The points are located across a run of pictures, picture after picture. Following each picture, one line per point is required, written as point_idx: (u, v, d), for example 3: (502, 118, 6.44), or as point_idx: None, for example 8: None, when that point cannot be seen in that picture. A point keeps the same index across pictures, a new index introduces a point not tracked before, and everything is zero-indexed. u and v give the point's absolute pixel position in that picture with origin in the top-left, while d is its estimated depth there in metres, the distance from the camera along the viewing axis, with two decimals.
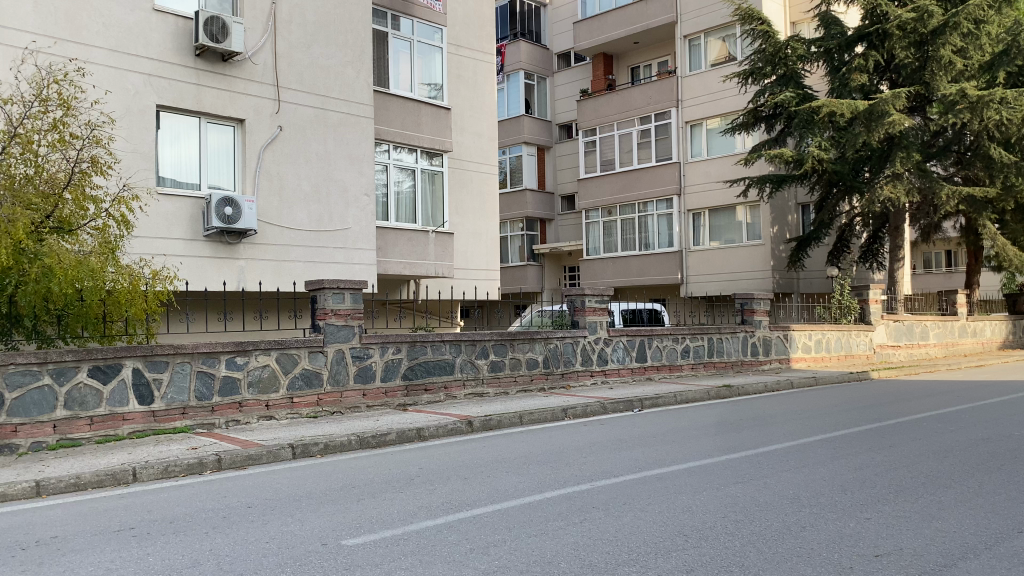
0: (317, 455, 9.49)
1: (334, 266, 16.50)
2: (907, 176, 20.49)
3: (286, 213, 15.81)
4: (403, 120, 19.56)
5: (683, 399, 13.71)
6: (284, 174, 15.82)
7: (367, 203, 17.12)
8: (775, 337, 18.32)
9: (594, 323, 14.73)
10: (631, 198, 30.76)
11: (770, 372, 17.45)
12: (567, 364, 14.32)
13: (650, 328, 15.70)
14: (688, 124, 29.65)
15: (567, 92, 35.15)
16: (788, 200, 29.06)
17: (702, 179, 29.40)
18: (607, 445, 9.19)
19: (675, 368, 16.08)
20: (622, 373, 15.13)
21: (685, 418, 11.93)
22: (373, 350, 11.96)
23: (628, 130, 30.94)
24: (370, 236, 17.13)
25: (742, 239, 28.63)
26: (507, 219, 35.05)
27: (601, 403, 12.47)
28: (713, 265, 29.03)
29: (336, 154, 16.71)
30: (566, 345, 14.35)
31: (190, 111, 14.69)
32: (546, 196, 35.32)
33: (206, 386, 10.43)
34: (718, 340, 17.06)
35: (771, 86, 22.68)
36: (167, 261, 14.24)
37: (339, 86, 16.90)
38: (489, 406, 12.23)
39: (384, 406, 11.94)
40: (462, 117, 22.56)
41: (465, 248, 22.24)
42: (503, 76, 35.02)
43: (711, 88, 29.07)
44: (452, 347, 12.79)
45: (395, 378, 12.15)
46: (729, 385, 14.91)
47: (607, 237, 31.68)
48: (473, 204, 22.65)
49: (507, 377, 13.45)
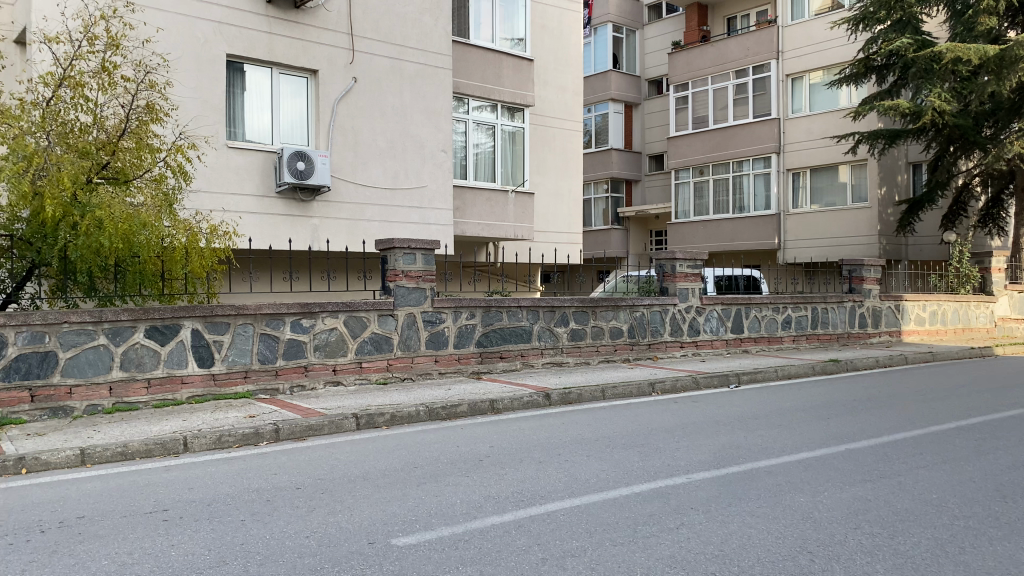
0: (384, 427, 8.68)
1: (410, 225, 15.78)
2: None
3: (360, 170, 15.10)
4: (484, 73, 18.57)
5: (784, 375, 12.49)
6: (358, 128, 15.07)
7: (444, 159, 16.28)
8: (885, 308, 16.77)
9: (686, 290, 13.55)
10: (724, 158, 29.05)
11: (880, 346, 15.96)
12: (655, 334, 13.23)
13: (748, 296, 14.43)
14: (789, 77, 27.80)
15: (658, 46, 33.45)
16: (898, 159, 26.85)
17: (803, 137, 27.47)
18: (702, 427, 8.15)
19: (774, 340, 14.81)
20: (715, 345, 13.97)
21: (787, 397, 10.74)
22: (445, 314, 11.16)
23: (722, 85, 29.15)
24: (447, 194, 16.32)
25: (846, 202, 26.73)
26: (592, 180, 33.78)
27: (693, 377, 11.40)
28: (812, 229, 27.23)
29: (412, 107, 15.88)
30: (654, 313, 13.24)
31: (262, 60, 14.05)
32: (633, 156, 33.85)
33: (269, 349, 9.78)
34: (822, 310, 15.64)
35: (885, 33, 20.65)
36: (238, 218, 13.72)
37: (416, 35, 16.00)
38: (569, 377, 11.31)
39: (457, 373, 11.16)
40: (546, 70, 21.41)
41: (548, 209, 21.23)
42: (590, 30, 33.54)
43: (815, 38, 27.06)
44: (529, 313, 11.87)
45: (469, 345, 11.35)
46: (835, 360, 13.57)
47: (698, 199, 30.12)
48: (556, 163, 21.58)
49: (589, 347, 12.48)
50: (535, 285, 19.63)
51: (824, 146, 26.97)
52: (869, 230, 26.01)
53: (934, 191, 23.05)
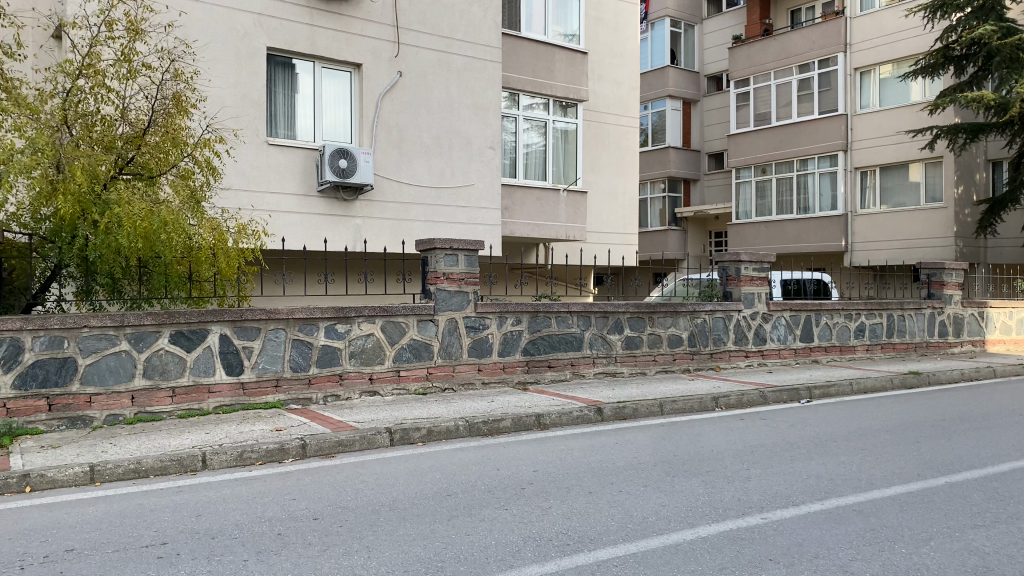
0: (419, 443, 7.98)
1: (456, 226, 15.12)
2: None
3: (405, 168, 14.47)
4: (535, 67, 17.81)
5: (859, 389, 11.43)
6: (403, 124, 14.45)
7: (492, 156, 15.58)
8: (968, 315, 15.50)
9: (752, 295, 12.59)
10: (787, 156, 27.78)
11: (963, 357, 14.73)
12: (717, 343, 12.29)
13: (819, 302, 13.38)
14: (857, 71, 26.41)
15: (717, 40, 32.27)
16: (977, 156, 25.22)
17: (872, 134, 26.05)
18: (775, 451, 7.26)
19: (847, 350, 13.73)
20: (783, 355, 12.97)
21: (866, 415, 9.74)
22: (490, 320, 10.43)
23: (785, 80, 27.89)
24: (495, 194, 15.62)
25: (919, 202, 25.22)
26: (648, 179, 32.76)
27: (761, 392, 10.45)
28: (882, 231, 25.80)
29: (460, 103, 15.20)
30: (716, 320, 12.30)
31: (304, 54, 13.53)
32: (691, 155, 32.72)
33: (302, 356, 9.16)
34: (899, 318, 14.49)
35: (967, 19, 19.21)
36: (279, 217, 13.21)
37: (464, 27, 15.33)
38: (623, 388, 10.47)
39: (501, 384, 10.42)
40: (601, 65, 20.56)
41: (602, 209, 20.38)
42: (647, 25, 32.54)
43: (886, 29, 25.62)
44: (579, 319, 11.06)
45: (514, 353, 10.60)
46: (916, 372, 12.44)
47: (759, 200, 28.91)
48: (610, 161, 20.71)
49: (645, 356, 11.61)
50: (588, 288, 18.79)
51: (895, 143, 25.53)
52: (943, 231, 24.48)
53: (1016, 190, 21.51)
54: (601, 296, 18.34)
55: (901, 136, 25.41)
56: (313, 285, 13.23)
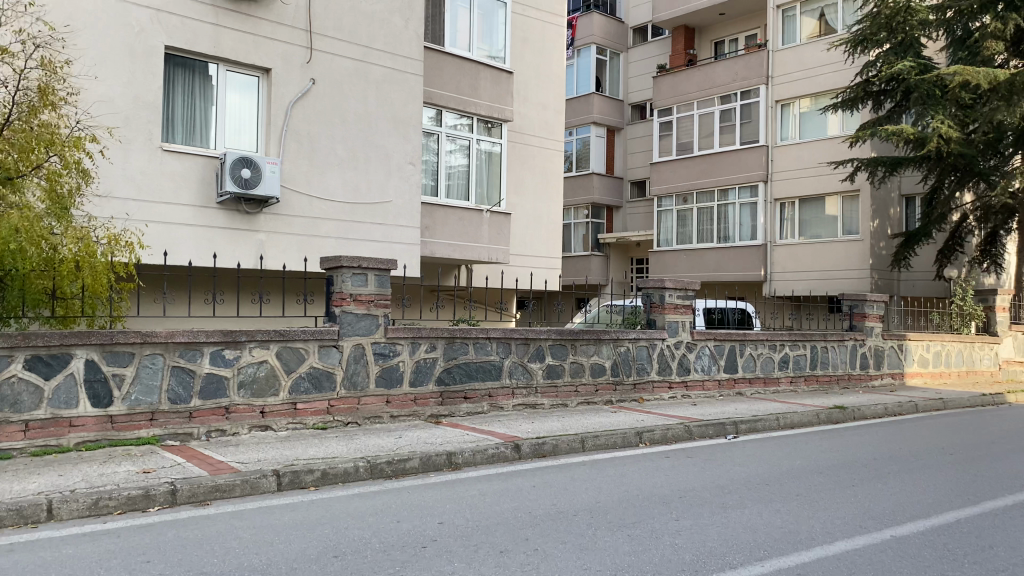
0: (310, 488, 7.06)
1: (370, 244, 14.22)
2: None
3: (316, 181, 13.53)
4: (459, 82, 17.11)
5: (785, 424, 10.97)
6: (315, 135, 13.52)
7: (411, 172, 14.76)
8: (888, 348, 15.39)
9: (676, 323, 12.08)
10: (709, 185, 27.84)
11: (883, 390, 14.56)
12: (641, 373, 11.71)
13: (743, 331, 12.98)
14: (779, 103, 26.67)
15: (643, 68, 32.34)
16: (892, 191, 25.69)
17: (793, 165, 26.29)
18: (706, 497, 6.61)
19: (770, 381, 13.34)
20: (707, 386, 12.47)
21: (794, 453, 9.26)
22: (401, 346, 9.57)
23: (708, 110, 28.00)
24: (413, 211, 14.79)
25: (836, 234, 25.49)
26: (572, 204, 32.44)
27: (686, 426, 9.85)
28: (800, 262, 25.96)
29: (377, 114, 14.36)
30: (640, 349, 11.72)
31: (207, 56, 12.49)
32: (615, 181, 32.57)
33: (183, 386, 8.14)
34: (822, 349, 14.23)
35: (887, 54, 19.46)
36: (172, 230, 12.11)
37: (384, 36, 14.53)
38: (543, 422, 9.73)
39: (412, 417, 9.56)
40: (526, 85, 20.04)
41: (525, 232, 19.76)
42: (573, 50, 32.38)
43: (807, 63, 25.98)
44: (499, 346, 10.30)
45: (427, 383, 9.74)
46: (841, 406, 12.10)
47: (681, 228, 28.86)
48: (535, 183, 20.15)
49: (566, 387, 10.90)
50: (507, 313, 18.07)
51: (815, 174, 25.79)
52: (860, 263, 24.74)
53: (930, 225, 21.87)
54: (521, 321, 17.66)
55: (820, 169, 25.70)
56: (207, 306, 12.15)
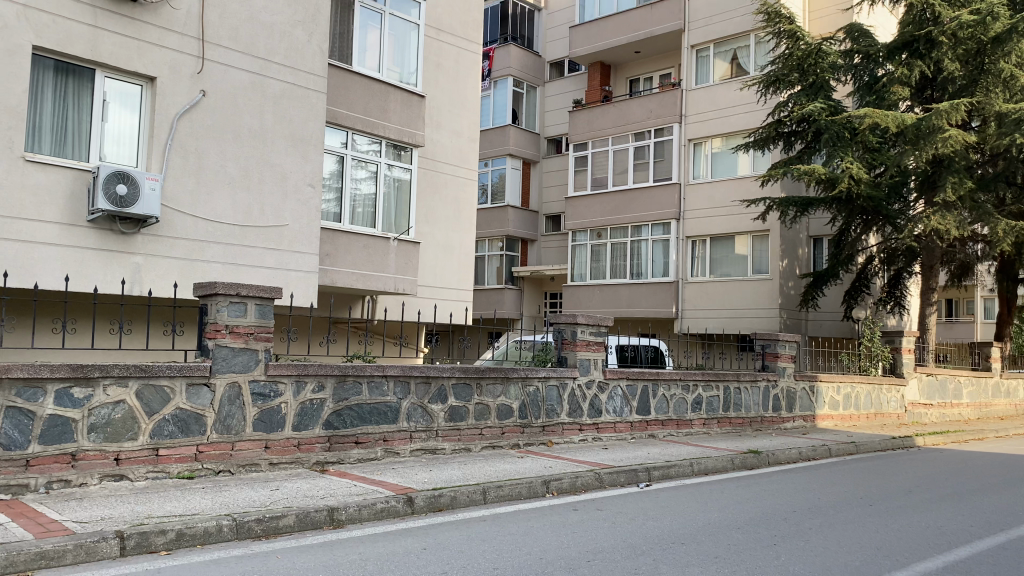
0: (161, 552, 6.01)
1: (262, 271, 13.17)
2: (958, 208, 17.69)
3: (203, 201, 12.46)
4: (367, 104, 16.28)
5: (700, 470, 10.38)
6: (204, 151, 12.48)
7: (310, 195, 13.84)
8: (800, 390, 15.16)
9: (588, 361, 11.45)
10: (623, 221, 27.70)
11: (795, 433, 14.25)
12: (550, 415, 10.99)
13: (656, 371, 12.45)
14: (692, 142, 26.84)
15: (559, 103, 32.20)
16: (800, 231, 26.03)
17: (705, 204, 26.38)
18: (618, 563, 5.88)
19: (683, 424, 12.81)
20: (618, 429, 11.84)
21: (710, 505, 8.66)
22: (283, 385, 8.61)
23: (622, 147, 27.97)
24: (311, 237, 13.83)
25: (746, 273, 25.60)
26: (486, 236, 31.86)
27: (597, 473, 9.15)
28: (712, 300, 25.94)
29: (274, 132, 13.40)
30: (550, 389, 11.02)
31: (82, 59, 11.32)
32: (529, 215, 32.16)
33: (19, 431, 6.94)
34: (735, 390, 13.84)
35: (798, 95, 19.66)
36: (34, 250, 10.82)
37: (284, 50, 13.63)
38: (441, 470, 8.88)
39: (295, 465, 8.57)
40: (439, 111, 19.38)
41: (434, 264, 18.96)
42: (489, 82, 32.02)
43: (719, 103, 26.23)
44: (396, 385, 9.44)
45: (313, 427, 8.78)
46: (756, 450, 11.64)
47: (595, 263, 28.58)
48: (445, 213, 19.43)
49: (470, 430, 10.08)
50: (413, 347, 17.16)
51: (726, 213, 25.92)
52: (769, 303, 24.86)
53: (838, 266, 22.11)
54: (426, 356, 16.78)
55: (731, 208, 25.85)
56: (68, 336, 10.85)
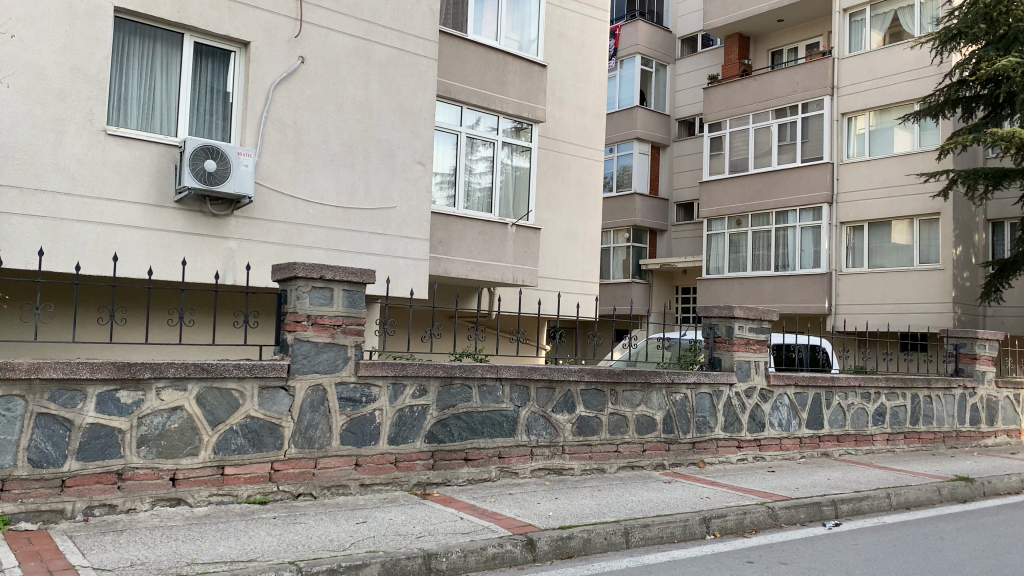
0: None
1: (367, 258, 11.76)
2: None
3: (302, 179, 11.14)
4: (484, 75, 14.63)
5: (899, 503, 8.10)
6: (302, 124, 11.14)
7: (420, 174, 12.30)
8: (1003, 398, 12.47)
9: (746, 363, 9.39)
10: (764, 207, 25.13)
11: (1002, 453, 11.61)
12: (701, 428, 9.00)
13: (829, 376, 10.25)
14: (845, 116, 23.92)
15: (691, 81, 29.76)
16: (977, 215, 22.66)
17: (861, 185, 23.44)
18: None
19: (863, 440, 10.57)
20: (784, 447, 9.74)
21: (929, 558, 6.44)
22: (377, 390, 7.03)
23: (764, 125, 25.34)
24: (422, 220, 12.31)
25: (912, 262, 22.50)
26: (612, 227, 29.87)
27: (770, 509, 7.12)
28: (870, 293, 23.01)
29: (380, 103, 11.92)
30: (700, 398, 9.03)
31: (169, 22, 10.18)
32: (659, 204, 29.91)
33: (53, 443, 5.63)
34: (925, 399, 11.39)
35: (984, 50, 16.48)
36: (115, 234, 9.76)
37: (391, 11, 12.14)
38: (570, 498, 7.08)
39: (392, 487, 7.00)
40: (563, 85, 17.57)
41: (558, 253, 17.23)
42: (615, 62, 29.97)
43: (878, 71, 23.23)
44: (513, 390, 7.73)
45: (415, 441, 7.16)
46: (965, 476, 9.22)
47: (733, 254, 26.10)
48: (570, 196, 17.63)
49: (604, 447, 8.24)
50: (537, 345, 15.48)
51: (887, 195, 22.93)
52: (941, 296, 21.70)
53: None
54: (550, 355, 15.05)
55: (893, 189, 22.83)
56: (118, 329, 9.69)
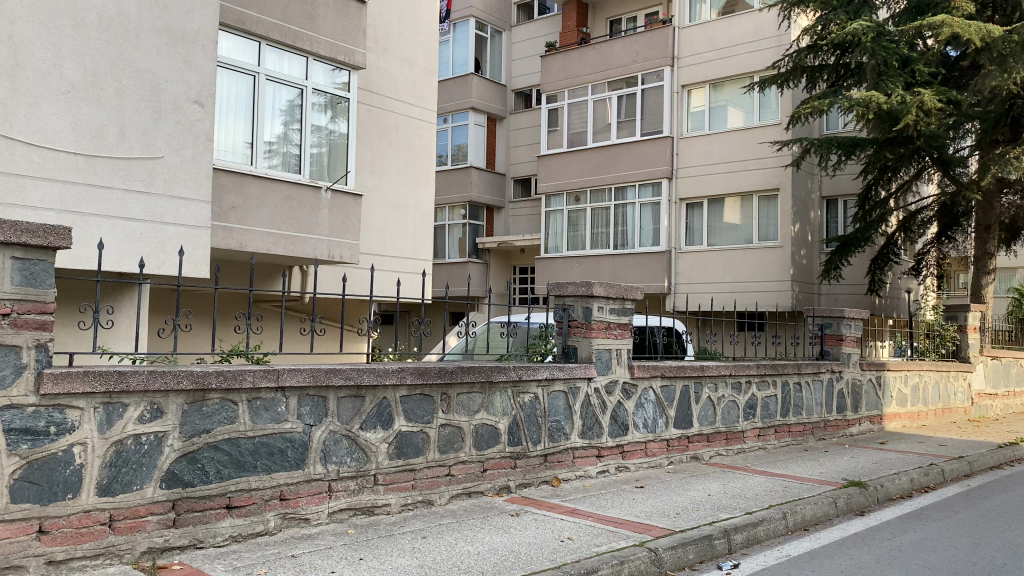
0: None
1: (123, 223, 9.01)
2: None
3: (24, 115, 8.22)
4: (288, 6, 12.01)
5: (796, 524, 6.54)
6: (22, 41, 8.20)
7: (198, 117, 9.61)
8: (867, 382, 11.52)
9: (606, 352, 7.59)
10: (604, 182, 23.87)
11: (870, 442, 10.55)
12: (554, 436, 7.08)
13: (698, 364, 8.65)
14: (685, 88, 23.01)
15: (528, 49, 28.09)
16: (812, 191, 22.46)
17: (700, 160, 22.64)
18: None
19: (733, 438, 9.08)
20: (651, 452, 8.01)
21: None
22: (78, 414, 4.53)
23: (604, 95, 24.05)
24: (201, 177, 9.66)
25: (751, 239, 21.92)
26: (446, 203, 27.75)
27: (653, 552, 5.29)
28: (709, 271, 22.28)
29: (140, 22, 9.11)
30: (554, 398, 7.11)
31: None
32: (496, 178, 28.04)
33: None
34: (794, 387, 10.13)
35: (833, 14, 15.73)
36: None
37: None
38: (379, 558, 4.90)
39: (105, 561, 4.53)
40: (386, 31, 15.18)
41: (382, 224, 14.93)
42: (448, 25, 27.78)
43: (717, 43, 22.45)
44: (301, 403, 5.45)
45: (144, 487, 4.74)
46: (854, 479, 7.85)
47: (572, 232, 24.75)
48: (397, 161, 15.32)
49: (431, 472, 6.12)
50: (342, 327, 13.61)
51: (726, 170, 22.25)
52: (779, 274, 21.28)
53: (867, 229, 18.63)
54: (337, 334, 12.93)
55: (733, 164, 22.16)
56: None
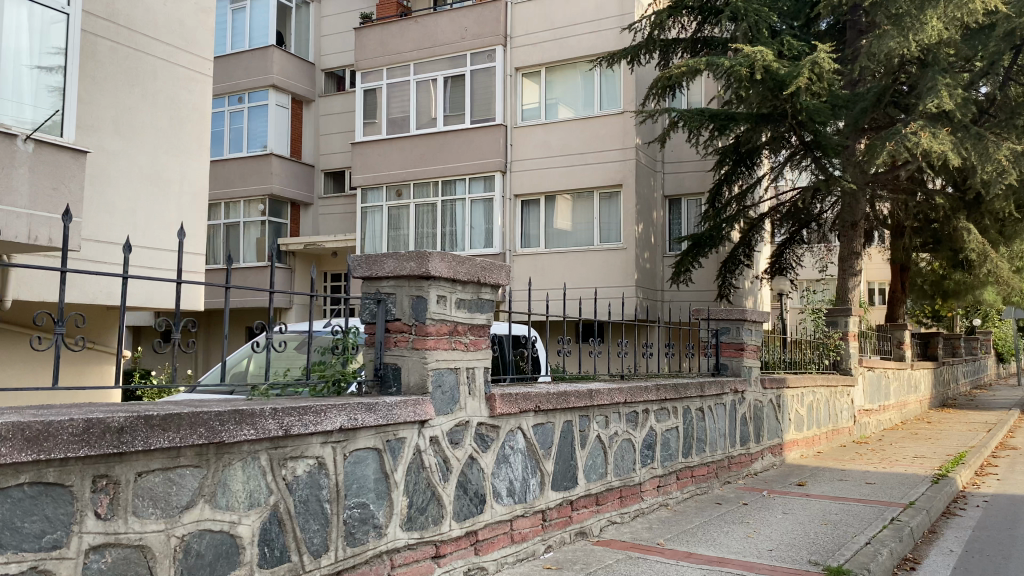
0: None
1: None
2: (939, 124, 11.86)
3: None
4: None
5: None
6: None
7: None
8: (767, 404, 9.08)
9: (450, 375, 4.43)
10: (429, 174, 20.78)
11: (786, 484, 8.01)
12: (356, 534, 3.80)
13: (583, 389, 5.67)
14: (519, 71, 20.35)
15: (339, 25, 24.50)
16: (655, 189, 20.49)
17: (536, 152, 20.02)
18: None
19: (629, 496, 6.16)
20: (520, 535, 4.90)
21: None
22: None
23: (428, 76, 20.89)
24: None
25: (592, 240, 19.51)
26: (242, 196, 23.46)
27: None
28: (549, 276, 19.72)
29: None
30: (355, 462, 3.84)
31: None
32: (303, 170, 24.20)
33: None
34: (697, 415, 7.42)
35: None
36: None
37: None
38: None
39: None
40: None
41: None
42: None
43: (555, 22, 19.93)
44: None
45: None
46: (827, 563, 5.06)
47: (392, 231, 21.44)
48: None
49: None
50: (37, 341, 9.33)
51: (564, 164, 19.74)
52: (623, 280, 19.05)
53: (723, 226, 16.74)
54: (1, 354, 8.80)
55: (571, 158, 19.70)
56: None
